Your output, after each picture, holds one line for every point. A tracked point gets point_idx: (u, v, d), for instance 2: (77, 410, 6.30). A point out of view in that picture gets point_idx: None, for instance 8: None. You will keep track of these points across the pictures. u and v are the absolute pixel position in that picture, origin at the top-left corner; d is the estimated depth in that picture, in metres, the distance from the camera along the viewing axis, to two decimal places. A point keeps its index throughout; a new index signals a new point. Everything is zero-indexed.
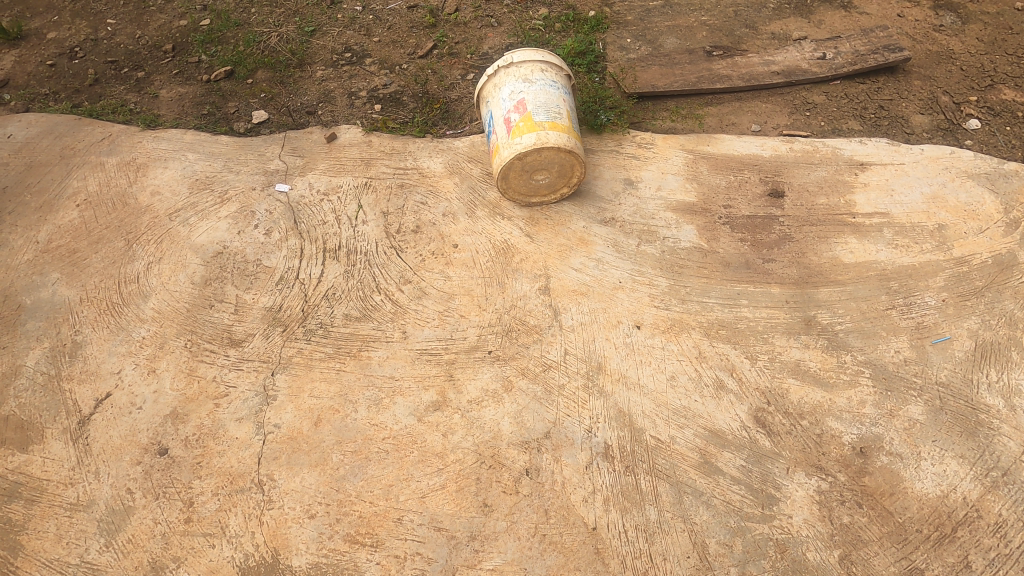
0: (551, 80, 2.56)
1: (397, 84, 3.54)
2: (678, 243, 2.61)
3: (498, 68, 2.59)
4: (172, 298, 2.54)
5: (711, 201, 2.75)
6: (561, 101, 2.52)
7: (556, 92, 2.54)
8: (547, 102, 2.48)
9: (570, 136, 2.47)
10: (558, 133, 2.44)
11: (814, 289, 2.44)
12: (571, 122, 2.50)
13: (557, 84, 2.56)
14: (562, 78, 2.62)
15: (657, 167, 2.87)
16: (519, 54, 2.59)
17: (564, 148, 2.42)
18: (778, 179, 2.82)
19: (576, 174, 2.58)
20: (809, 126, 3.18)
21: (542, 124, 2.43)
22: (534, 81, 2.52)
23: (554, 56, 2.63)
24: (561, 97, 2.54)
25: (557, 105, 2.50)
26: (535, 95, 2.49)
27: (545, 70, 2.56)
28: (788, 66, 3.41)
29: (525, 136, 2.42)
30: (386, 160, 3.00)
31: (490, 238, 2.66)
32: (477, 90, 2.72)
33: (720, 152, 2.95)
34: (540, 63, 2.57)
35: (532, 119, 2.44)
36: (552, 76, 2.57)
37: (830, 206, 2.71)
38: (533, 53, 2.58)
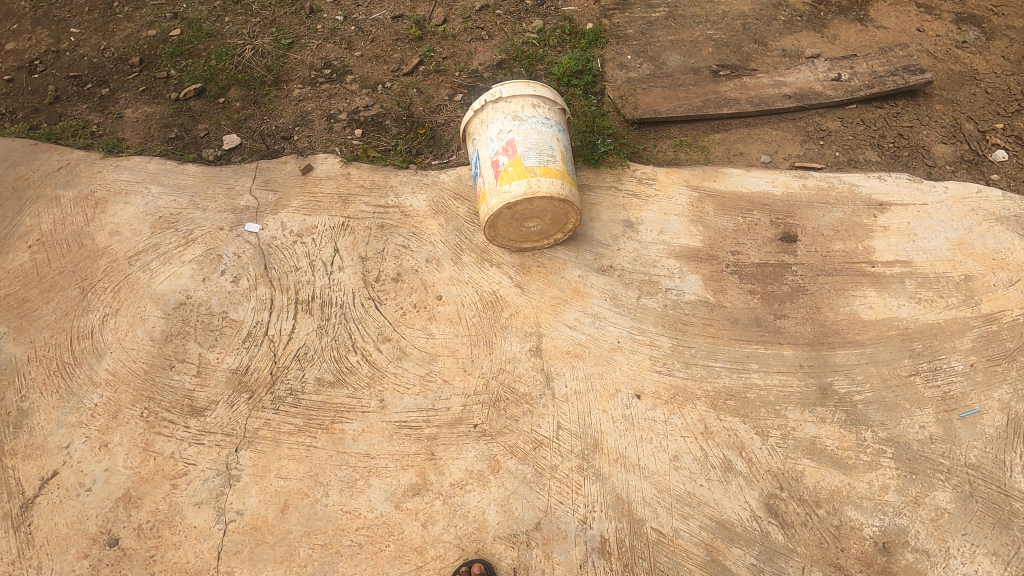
0: (543, 116, 2.32)
1: (379, 105, 3.28)
2: (682, 296, 2.39)
3: (485, 103, 2.35)
4: (129, 358, 2.31)
5: (718, 246, 2.53)
6: (555, 141, 2.28)
7: (549, 131, 2.29)
8: (539, 143, 2.24)
9: (565, 181, 2.23)
10: (551, 180, 2.20)
11: (830, 351, 2.23)
12: (567, 165, 2.27)
13: (550, 121, 2.32)
14: (557, 113, 2.37)
15: (660, 207, 2.65)
16: (508, 86, 2.35)
17: (557, 196, 2.19)
18: (791, 222, 2.60)
19: (571, 221, 2.35)
20: (823, 157, 2.94)
21: (533, 169, 2.19)
22: (525, 119, 2.28)
23: (547, 89, 2.38)
24: (555, 137, 2.30)
25: (550, 146, 2.26)
26: (525, 135, 2.25)
27: (537, 106, 2.31)
28: (800, 89, 3.16)
29: (515, 183, 2.19)
30: (366, 196, 2.76)
31: (478, 288, 2.44)
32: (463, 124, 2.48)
33: (727, 188, 2.71)
34: (532, 98, 2.33)
35: (523, 163, 2.20)
36: (546, 111, 2.33)
37: (847, 253, 2.49)
38: (523, 85, 2.33)
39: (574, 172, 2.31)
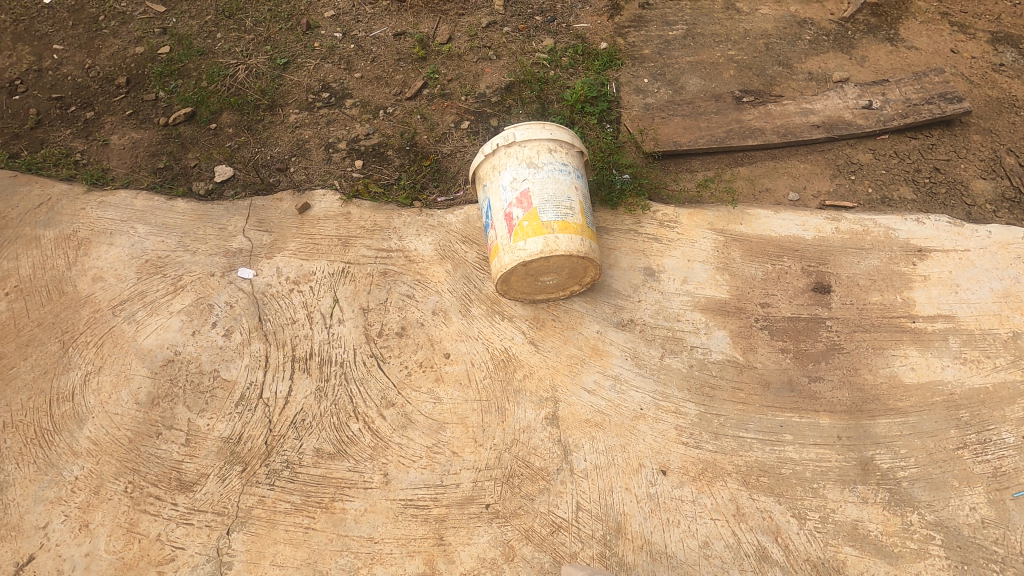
0: (560, 162, 2.13)
1: (380, 133, 3.09)
2: (709, 354, 2.22)
3: (496, 147, 2.16)
4: (112, 424, 2.15)
5: (746, 297, 2.36)
6: (573, 190, 2.10)
7: (566, 179, 2.11)
8: (556, 194, 2.06)
9: (584, 235, 2.05)
10: (570, 236, 2.02)
11: (870, 420, 2.07)
12: (586, 217, 2.09)
13: (567, 168, 2.14)
14: (574, 157, 2.19)
15: (682, 253, 2.47)
16: (520, 128, 2.16)
17: (576, 254, 2.01)
18: (823, 270, 2.43)
19: (590, 274, 2.16)
20: (855, 193, 2.76)
21: (550, 224, 2.01)
22: (541, 166, 2.10)
23: (564, 130, 2.19)
24: (573, 185, 2.12)
25: (568, 196, 2.08)
26: (541, 185, 2.06)
27: (553, 151, 2.13)
28: (829, 118, 2.98)
29: (530, 240, 2.01)
30: (367, 239, 2.58)
31: (488, 346, 2.26)
32: (472, 166, 2.30)
33: (754, 232, 2.53)
34: (548, 141, 2.14)
35: (539, 217, 2.02)
36: (562, 156, 2.15)
37: (885, 306, 2.32)
38: (538, 128, 2.14)
39: (593, 223, 2.13)
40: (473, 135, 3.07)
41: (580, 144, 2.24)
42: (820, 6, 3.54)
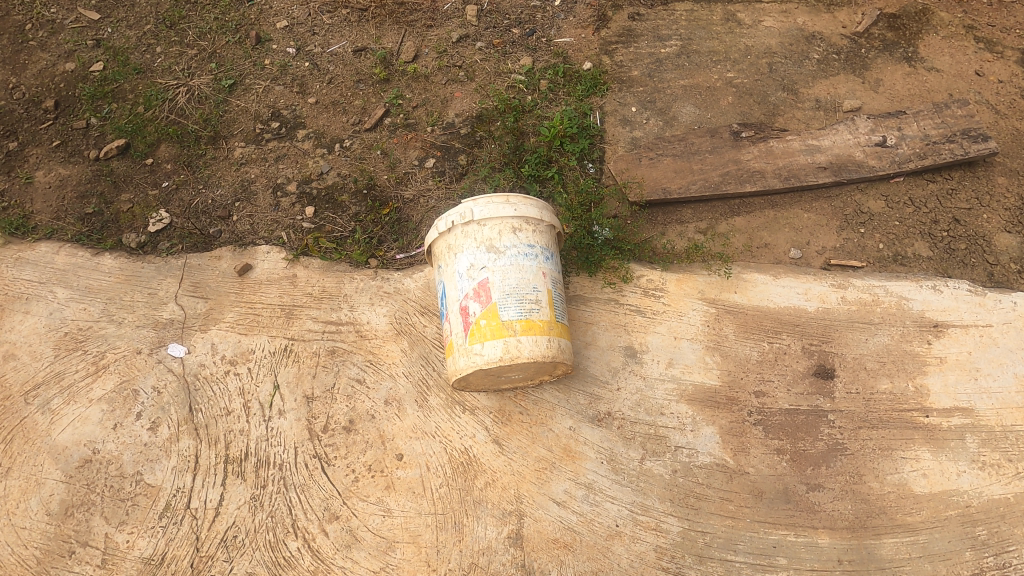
0: (525, 244, 1.83)
1: (335, 173, 2.76)
2: (695, 457, 1.96)
3: (451, 225, 1.84)
4: (19, 540, 1.91)
5: (738, 384, 2.09)
6: (539, 279, 1.80)
7: (532, 265, 1.81)
8: (520, 286, 1.76)
9: (550, 334, 1.76)
10: (534, 338, 1.73)
11: (876, 540, 1.82)
12: (554, 312, 1.79)
13: (534, 251, 1.83)
14: (543, 235, 1.88)
15: (668, 329, 2.19)
16: (480, 202, 1.84)
17: (541, 360, 1.73)
18: (827, 349, 2.15)
19: (559, 370, 1.86)
20: (863, 250, 2.47)
21: (511, 324, 1.72)
22: (503, 251, 1.79)
23: (531, 203, 1.88)
24: (540, 271, 1.82)
25: (534, 287, 1.78)
26: (502, 275, 1.77)
27: (518, 231, 1.82)
28: (838, 157, 2.65)
29: (488, 343, 1.72)
30: (314, 309, 2.29)
31: (446, 445, 2.00)
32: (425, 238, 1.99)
33: (750, 302, 2.24)
34: (512, 219, 1.83)
35: (498, 315, 1.73)
36: (528, 236, 1.84)
37: (896, 396, 2.05)
38: (500, 203, 1.83)
39: (563, 315, 1.84)
40: (438, 174, 2.73)
41: (551, 216, 1.93)
42: (831, 17, 3.17)
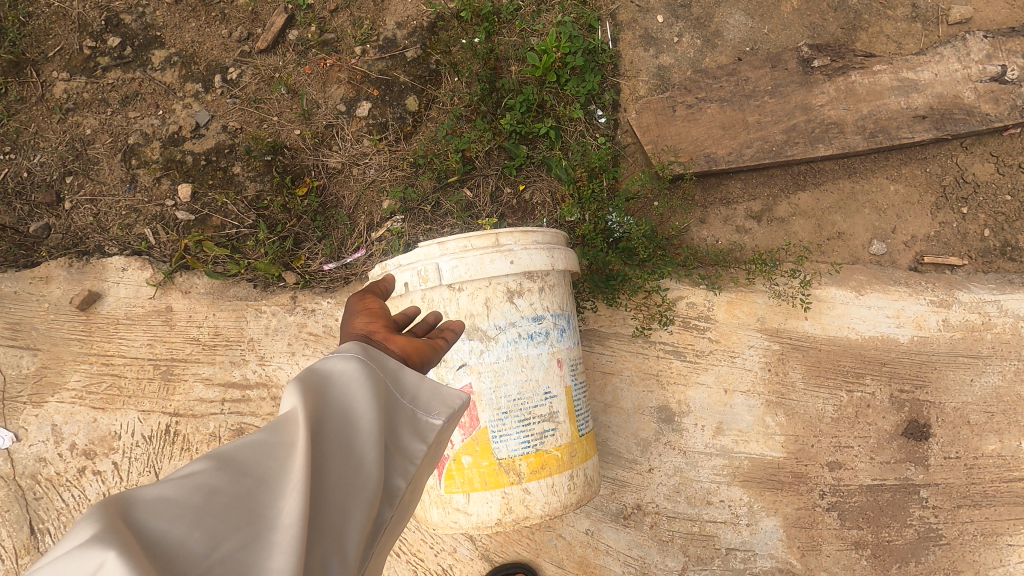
0: (530, 318, 1.10)
1: (218, 125, 1.78)
2: (751, 561, 1.49)
3: (405, 287, 1.09)
4: None
5: (809, 454, 1.55)
6: (555, 377, 1.11)
7: (542, 354, 1.10)
8: (524, 398, 1.08)
9: (573, 467, 1.13)
10: (549, 479, 1.10)
11: None
12: (579, 426, 1.14)
13: (544, 327, 1.11)
14: (555, 293, 1.14)
15: (717, 377, 1.57)
16: (450, 249, 1.07)
17: (560, 510, 1.12)
18: (920, 397, 1.61)
19: None
20: (964, 239, 1.83)
21: (513, 464, 1.08)
22: (495, 338, 1.07)
23: (536, 243, 1.11)
24: (555, 360, 1.12)
25: (547, 393, 1.10)
26: (496, 383, 1.07)
27: (517, 299, 1.08)
28: (941, 100, 1.80)
29: (478, 492, 1.09)
30: (205, 366, 1.61)
31: (417, 564, 1.46)
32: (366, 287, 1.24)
33: (825, 331, 1.62)
34: (509, 278, 1.08)
35: (493, 451, 1.08)
36: (534, 303, 1.10)
37: (1004, 461, 1.57)
38: (485, 253, 1.06)
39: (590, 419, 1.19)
40: (378, 128, 1.79)
41: (567, 255, 1.17)
42: None
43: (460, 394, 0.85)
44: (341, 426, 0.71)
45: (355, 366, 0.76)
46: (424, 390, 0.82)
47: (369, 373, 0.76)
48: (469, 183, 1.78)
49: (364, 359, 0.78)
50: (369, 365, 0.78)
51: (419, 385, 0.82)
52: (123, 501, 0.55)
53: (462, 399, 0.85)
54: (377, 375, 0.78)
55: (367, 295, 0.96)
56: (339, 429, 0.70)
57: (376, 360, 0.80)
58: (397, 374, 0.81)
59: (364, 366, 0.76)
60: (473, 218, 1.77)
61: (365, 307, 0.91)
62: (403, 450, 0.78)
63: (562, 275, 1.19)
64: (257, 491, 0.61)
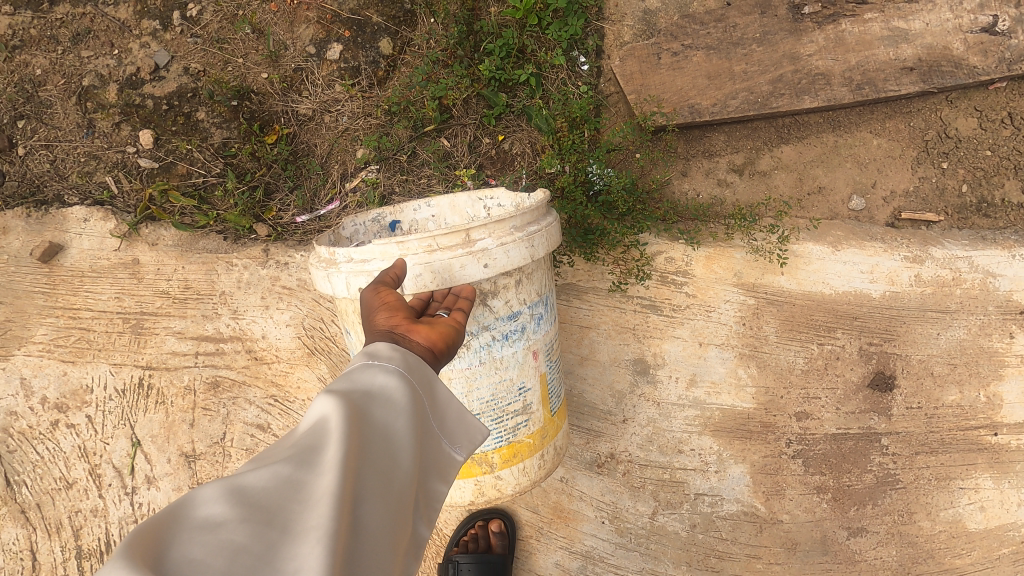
0: (505, 318, 1.12)
1: (179, 66, 1.67)
2: (719, 506, 1.54)
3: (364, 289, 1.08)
4: None
5: (778, 404, 1.60)
6: (529, 373, 1.17)
7: (517, 353, 1.15)
8: (498, 398, 1.16)
9: (543, 445, 1.27)
10: (520, 465, 1.24)
11: None
12: (548, 410, 1.25)
13: (520, 324, 1.14)
14: (532, 282, 1.15)
15: (693, 331, 1.59)
16: (413, 249, 1.03)
17: (531, 484, 1.29)
18: (888, 350, 1.65)
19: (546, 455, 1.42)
20: (942, 194, 1.83)
21: (488, 456, 1.20)
22: (470, 345, 1.09)
23: (512, 236, 1.07)
24: (530, 355, 1.18)
25: (521, 389, 1.18)
26: (471, 389, 1.13)
27: (490, 301, 1.08)
28: (930, 51, 1.76)
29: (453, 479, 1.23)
30: (176, 319, 1.57)
31: None
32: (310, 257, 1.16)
33: (800, 286, 1.63)
34: (483, 278, 1.05)
35: None
36: (508, 302, 1.11)
37: (963, 411, 1.64)
38: (456, 259, 1.03)
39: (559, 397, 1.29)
40: (350, 73, 1.70)
41: (545, 236, 1.14)
42: None
43: (482, 428, 0.90)
44: (378, 457, 0.71)
45: (401, 383, 0.79)
46: (447, 421, 0.86)
47: (409, 400, 0.79)
48: (447, 132, 1.72)
49: (403, 373, 0.81)
50: (409, 384, 0.80)
51: (445, 413, 0.86)
52: (155, 554, 0.52)
53: (484, 433, 0.90)
54: (417, 394, 0.81)
55: (382, 284, 0.97)
56: (376, 461, 0.71)
57: (413, 367, 0.83)
58: (431, 392, 0.85)
59: (406, 389, 0.79)
60: (450, 168, 1.72)
61: (382, 301, 0.93)
62: (429, 477, 0.83)
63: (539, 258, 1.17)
64: (293, 530, 0.59)
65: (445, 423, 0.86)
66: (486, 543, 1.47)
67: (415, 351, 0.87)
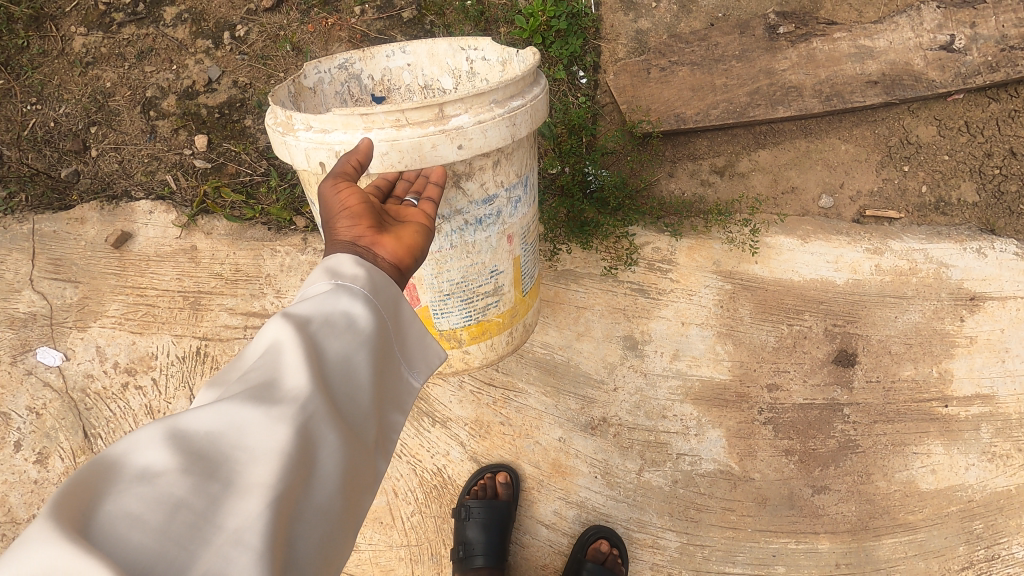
0: (480, 202, 1.13)
1: (229, 80, 1.93)
2: (698, 464, 1.76)
3: (323, 162, 1.05)
4: None
5: (750, 376, 1.82)
6: (501, 257, 1.26)
7: (492, 238, 1.21)
8: (469, 281, 1.25)
9: (507, 323, 1.43)
10: (487, 340, 1.43)
11: (875, 542, 1.76)
12: (516, 289, 1.38)
13: (496, 209, 1.17)
14: (511, 161, 1.13)
15: (676, 312, 1.82)
16: (379, 122, 0.98)
17: (496, 355, 1.50)
18: (851, 330, 1.86)
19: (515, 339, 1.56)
20: (904, 195, 2.04)
21: (457, 332, 1.36)
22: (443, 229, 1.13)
23: (490, 113, 1.03)
24: (505, 240, 1.24)
25: (494, 272, 1.28)
26: (444, 272, 1.20)
27: (464, 184, 1.08)
28: (892, 67, 1.97)
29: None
30: (226, 298, 1.82)
31: (416, 466, 1.73)
32: (268, 118, 1.12)
33: (772, 273, 1.86)
34: (456, 149, 1.01)
35: (438, 323, 1.32)
36: (485, 188, 1.11)
37: (917, 384, 1.85)
38: (426, 138, 0.99)
39: (530, 277, 1.43)
40: None
41: (528, 115, 1.09)
42: None
43: (437, 352, 1.02)
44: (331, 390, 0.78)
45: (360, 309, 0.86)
46: (406, 347, 0.97)
47: (366, 330, 0.86)
48: None
49: (371, 299, 0.87)
50: (374, 309, 0.87)
51: (406, 338, 0.97)
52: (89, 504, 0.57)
53: (441, 357, 1.02)
54: (380, 320, 0.88)
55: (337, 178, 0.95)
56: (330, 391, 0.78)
57: (376, 282, 0.91)
58: (394, 312, 0.93)
59: (367, 314, 0.86)
60: None
61: (343, 204, 0.93)
62: (388, 406, 0.91)
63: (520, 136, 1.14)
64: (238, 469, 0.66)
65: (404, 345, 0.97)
66: (493, 492, 1.69)
67: (380, 267, 0.94)
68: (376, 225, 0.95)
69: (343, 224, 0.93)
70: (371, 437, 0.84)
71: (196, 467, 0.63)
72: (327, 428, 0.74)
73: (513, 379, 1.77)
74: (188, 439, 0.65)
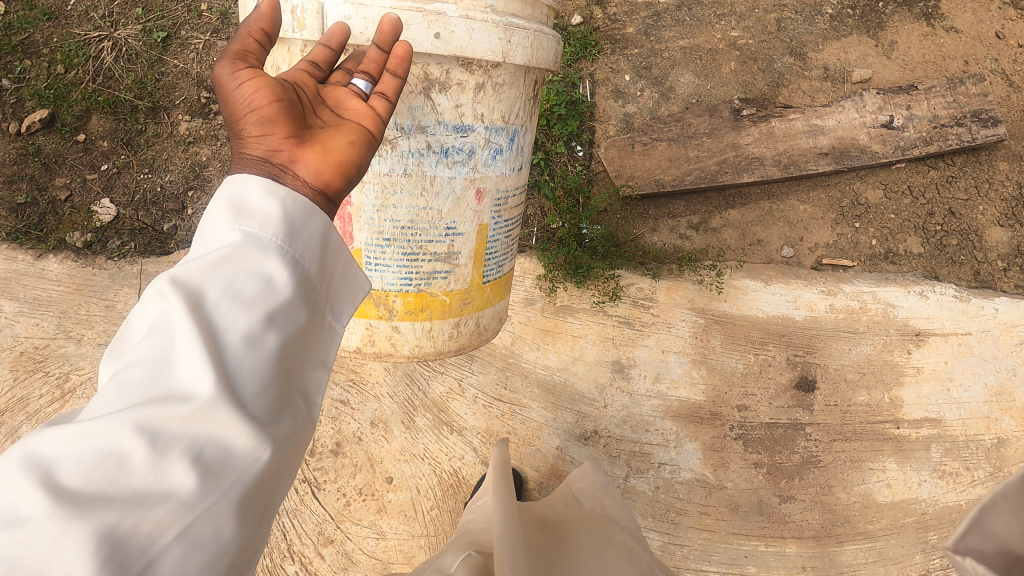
0: (452, 130, 1.23)
1: None
2: (677, 472, 2.06)
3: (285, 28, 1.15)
4: None
5: (722, 398, 2.12)
6: (462, 212, 1.34)
7: (455, 180, 1.29)
8: (416, 227, 1.32)
9: (450, 311, 1.47)
10: (423, 321, 1.46)
11: (838, 547, 2.03)
12: (473, 271, 1.44)
13: (468, 145, 1.26)
14: (499, 94, 1.25)
15: (657, 341, 2.16)
16: None
17: (428, 347, 1.52)
18: (810, 360, 2.17)
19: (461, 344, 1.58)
20: (856, 247, 2.33)
21: (391, 298, 1.42)
22: (404, 149, 1.23)
23: (480, 13, 1.14)
24: (471, 191, 1.32)
25: (448, 228, 1.34)
26: (396, 203, 1.29)
27: (435, 95, 1.18)
28: (841, 141, 2.28)
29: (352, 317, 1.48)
30: None
31: (436, 466, 2.05)
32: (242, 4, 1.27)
33: (739, 312, 2.20)
34: (434, 35, 1.11)
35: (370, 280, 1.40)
36: (457, 111, 1.22)
37: (871, 408, 2.13)
38: (403, 12, 1.09)
39: (492, 267, 1.49)
40: None
41: (525, 40, 1.22)
42: None
43: (362, 284, 1.07)
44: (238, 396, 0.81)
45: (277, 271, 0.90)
46: (331, 294, 1.01)
47: (284, 305, 0.89)
48: None
49: (277, 248, 0.90)
50: (281, 259, 0.90)
51: (331, 281, 1.01)
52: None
53: (364, 289, 1.07)
54: (292, 272, 0.92)
55: (241, 74, 0.97)
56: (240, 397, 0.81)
57: (299, 207, 0.94)
58: (320, 256, 0.97)
59: (286, 275, 0.90)
60: None
61: (252, 105, 0.96)
62: (307, 366, 0.95)
63: (516, 69, 1.26)
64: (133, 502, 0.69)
65: (330, 284, 1.01)
66: None
67: (296, 183, 0.98)
68: (293, 131, 0.98)
69: (255, 128, 0.96)
70: (289, 428, 0.88)
71: (73, 494, 0.67)
72: (218, 429, 0.77)
73: (519, 396, 2.11)
74: (57, 471, 0.69)
